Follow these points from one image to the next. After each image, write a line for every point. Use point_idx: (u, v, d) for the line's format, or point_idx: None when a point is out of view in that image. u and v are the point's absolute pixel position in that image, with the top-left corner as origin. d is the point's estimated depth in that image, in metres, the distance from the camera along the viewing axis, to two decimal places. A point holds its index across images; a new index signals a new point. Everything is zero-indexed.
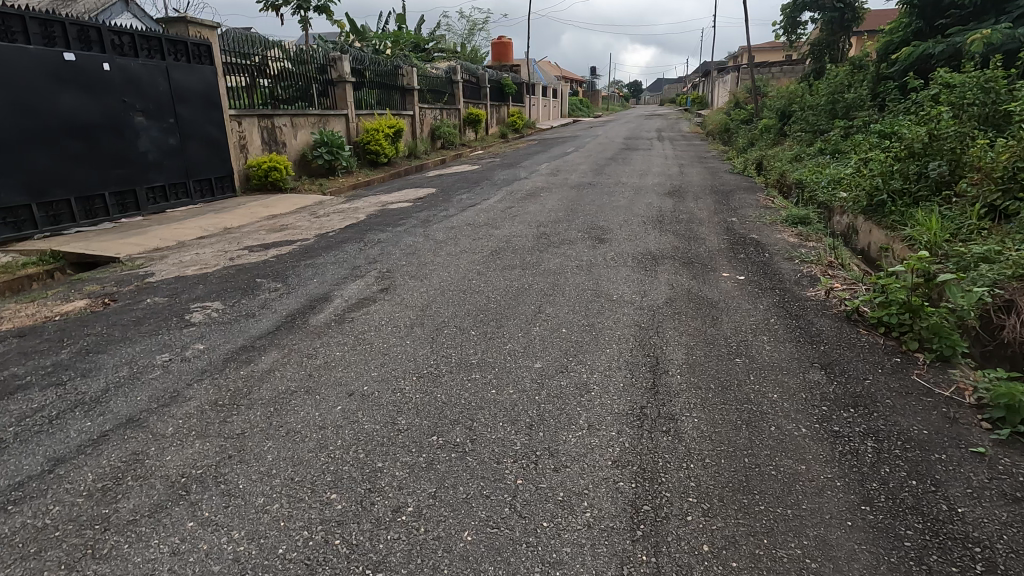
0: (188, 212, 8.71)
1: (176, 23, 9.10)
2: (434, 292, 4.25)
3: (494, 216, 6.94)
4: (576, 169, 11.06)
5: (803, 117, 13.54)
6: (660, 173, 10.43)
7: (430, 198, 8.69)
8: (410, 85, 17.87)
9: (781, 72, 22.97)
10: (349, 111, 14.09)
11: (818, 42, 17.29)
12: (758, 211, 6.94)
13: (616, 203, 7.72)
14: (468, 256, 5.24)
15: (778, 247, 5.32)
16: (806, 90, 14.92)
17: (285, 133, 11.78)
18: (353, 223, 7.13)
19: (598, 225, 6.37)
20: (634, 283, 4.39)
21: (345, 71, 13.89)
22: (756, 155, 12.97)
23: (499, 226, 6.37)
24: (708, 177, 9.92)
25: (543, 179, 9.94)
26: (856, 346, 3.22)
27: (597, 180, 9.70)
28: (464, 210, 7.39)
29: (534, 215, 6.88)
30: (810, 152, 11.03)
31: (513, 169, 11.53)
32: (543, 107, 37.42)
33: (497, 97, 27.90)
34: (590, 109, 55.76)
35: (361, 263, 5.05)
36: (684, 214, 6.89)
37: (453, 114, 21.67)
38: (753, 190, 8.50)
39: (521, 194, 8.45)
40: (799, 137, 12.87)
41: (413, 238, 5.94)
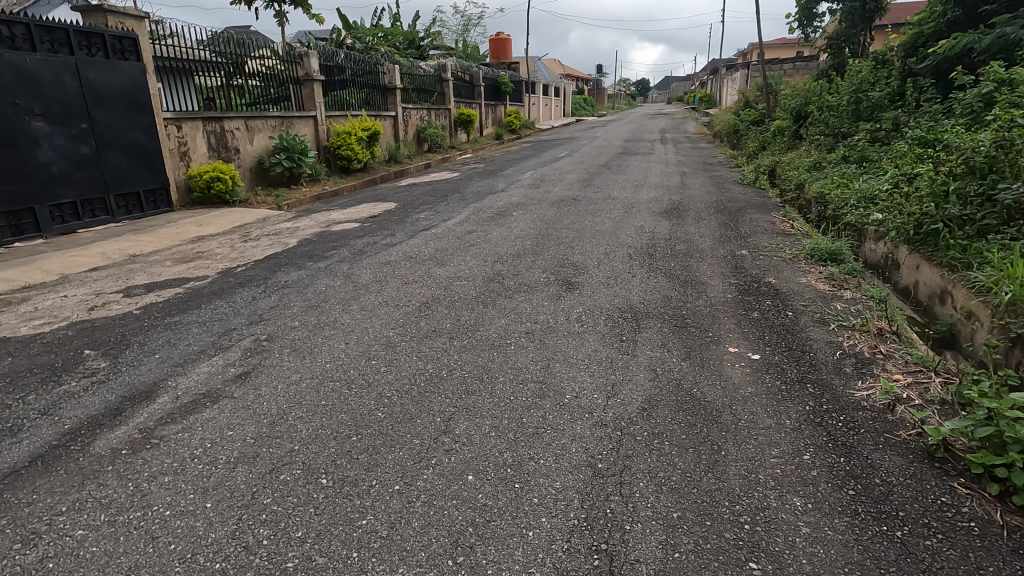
0: (102, 233, 7.46)
1: (93, 12, 7.85)
2: (310, 380, 2.97)
3: (448, 244, 5.67)
4: (562, 180, 9.72)
5: (821, 119, 12.14)
6: (657, 185, 9.07)
7: (386, 216, 7.42)
8: (393, 84, 16.59)
9: (795, 68, 21.50)
10: (317, 113, 12.83)
11: (836, 35, 15.84)
12: (772, 240, 5.60)
13: (599, 225, 6.41)
14: (390, 309, 3.98)
15: (802, 301, 3.97)
16: (824, 87, 13.52)
17: (237, 138, 10.55)
18: (276, 253, 5.85)
19: (570, 259, 5.06)
20: (599, 368, 3.06)
21: (313, 69, 12.63)
22: (769, 161, 11.60)
23: (448, 260, 5.10)
24: (712, 190, 8.56)
25: (521, 192, 8.64)
26: (957, 531, 1.88)
27: (583, 194, 8.38)
28: (416, 235, 6.12)
29: (495, 245, 5.58)
30: (831, 159, 9.65)
31: (493, 179, 10.23)
32: (543, 106, 36.06)
33: (492, 96, 26.59)
34: (594, 109, 54.29)
35: (239, 324, 3.75)
36: (682, 244, 5.54)
37: (442, 114, 20.35)
38: (765, 209, 7.14)
39: (490, 213, 7.16)
40: (817, 141, 11.48)
41: (332, 279, 4.68)
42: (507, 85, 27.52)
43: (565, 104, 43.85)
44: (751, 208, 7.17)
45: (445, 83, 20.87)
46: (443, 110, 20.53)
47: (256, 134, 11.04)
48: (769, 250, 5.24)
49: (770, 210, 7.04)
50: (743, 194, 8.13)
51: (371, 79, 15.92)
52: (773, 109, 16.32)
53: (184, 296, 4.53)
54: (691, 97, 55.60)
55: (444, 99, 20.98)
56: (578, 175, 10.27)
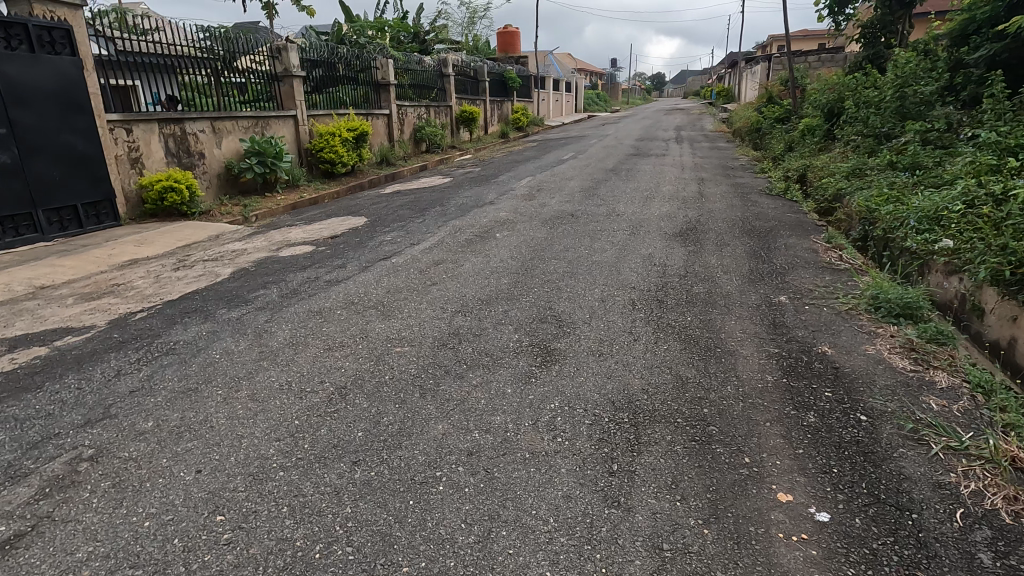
0: (22, 256, 6.46)
1: (16, 2, 6.93)
2: (99, 563, 1.84)
3: (407, 281, 4.54)
4: (562, 190, 8.52)
5: (858, 116, 10.77)
6: (670, 196, 7.85)
7: (348, 237, 6.31)
8: (387, 80, 15.47)
9: (821, 61, 20.01)
10: (298, 112, 11.76)
11: (872, 24, 14.38)
12: (818, 279, 4.36)
13: (597, 253, 5.22)
14: (289, 398, 2.84)
15: (875, 391, 2.76)
16: (859, 81, 12.15)
17: (201, 141, 9.52)
18: (196, 290, 4.75)
19: (554, 309, 3.89)
20: (570, 543, 1.89)
21: (293, 64, 11.57)
22: (799, 164, 10.30)
23: (399, 308, 3.97)
24: (734, 202, 7.31)
25: (510, 205, 7.48)
26: None
27: (584, 208, 7.19)
28: (373, 267, 5.01)
29: (462, 283, 4.44)
30: (874, 164, 8.34)
31: (484, 187, 9.06)
32: (553, 101, 34.74)
33: (498, 92, 25.40)
34: (607, 103, 52.81)
35: (68, 426, 2.64)
36: (701, 283, 4.34)
37: (442, 112, 19.21)
38: (801, 231, 5.88)
39: (469, 234, 6.01)
40: (855, 142, 10.13)
41: (239, 339, 3.56)
42: (514, 80, 26.30)
43: (576, 99, 42.48)
44: (784, 230, 5.92)
45: (446, 79, 19.72)
46: (444, 107, 19.37)
47: (225, 136, 10.00)
48: (817, 296, 4.01)
49: (809, 233, 5.79)
50: (772, 210, 6.87)
51: (363, 75, 14.81)
52: (800, 106, 14.94)
53: (41, 362, 3.45)
54: (709, 90, 53.61)
55: (445, 96, 19.83)
56: (580, 183, 9.09)
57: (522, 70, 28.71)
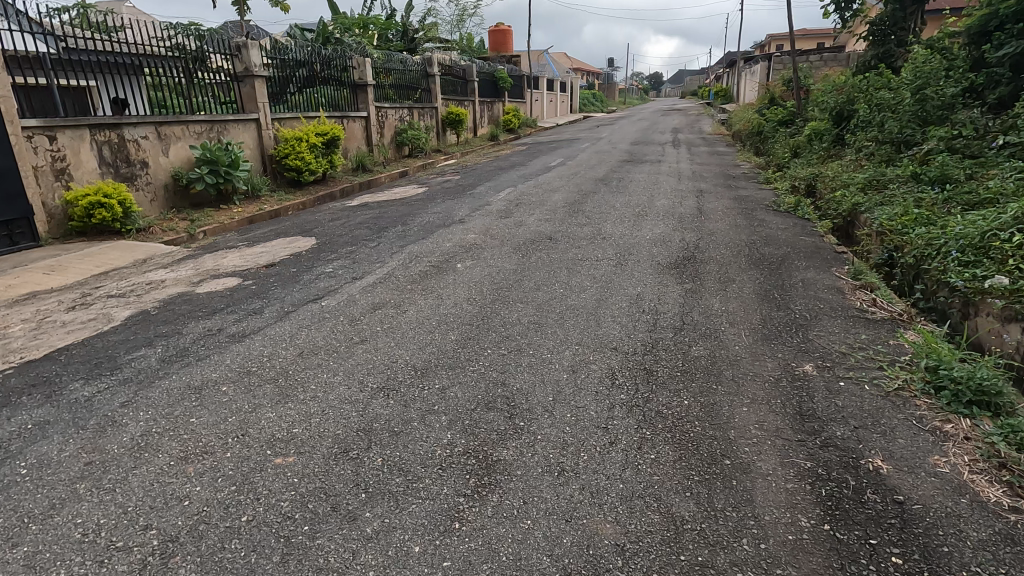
0: None
1: None
2: None
3: (331, 336, 3.60)
4: (543, 205, 7.58)
5: (871, 119, 9.86)
6: (664, 213, 6.91)
7: (285, 266, 5.37)
8: (364, 80, 14.52)
9: (826, 60, 19.07)
10: (260, 115, 10.82)
11: (881, 20, 13.48)
12: (851, 336, 3.40)
13: (573, 292, 4.28)
14: (83, 566, 1.88)
15: (970, 560, 1.81)
16: (871, 81, 11.22)
17: (143, 149, 8.55)
18: (68, 345, 3.79)
19: (507, 386, 2.94)
20: None
21: (254, 64, 10.60)
22: (807, 172, 9.38)
23: (305, 382, 3.03)
24: (738, 222, 6.36)
25: (482, 224, 6.53)
26: None
27: (565, 228, 6.25)
28: (298, 313, 4.07)
29: (397, 341, 3.51)
30: (895, 175, 7.43)
31: (458, 201, 8.12)
32: (547, 102, 33.85)
33: (489, 92, 24.49)
34: (603, 103, 51.91)
35: None
36: (700, 342, 3.41)
37: (427, 114, 18.29)
38: (819, 261, 4.94)
39: (426, 264, 5.07)
40: (869, 148, 9.21)
41: (72, 436, 2.61)
42: (505, 81, 25.36)
43: (571, 99, 41.58)
44: (798, 259, 4.98)
45: (431, 79, 18.76)
46: (428, 109, 18.40)
47: (172, 143, 9.03)
48: (854, 366, 3.04)
49: (829, 263, 4.85)
50: (781, 231, 5.93)
51: (337, 75, 13.83)
52: (805, 108, 14.01)
53: None
54: (708, 90, 52.59)
55: (430, 97, 18.87)
56: (564, 196, 8.15)
57: (514, 70, 27.76)
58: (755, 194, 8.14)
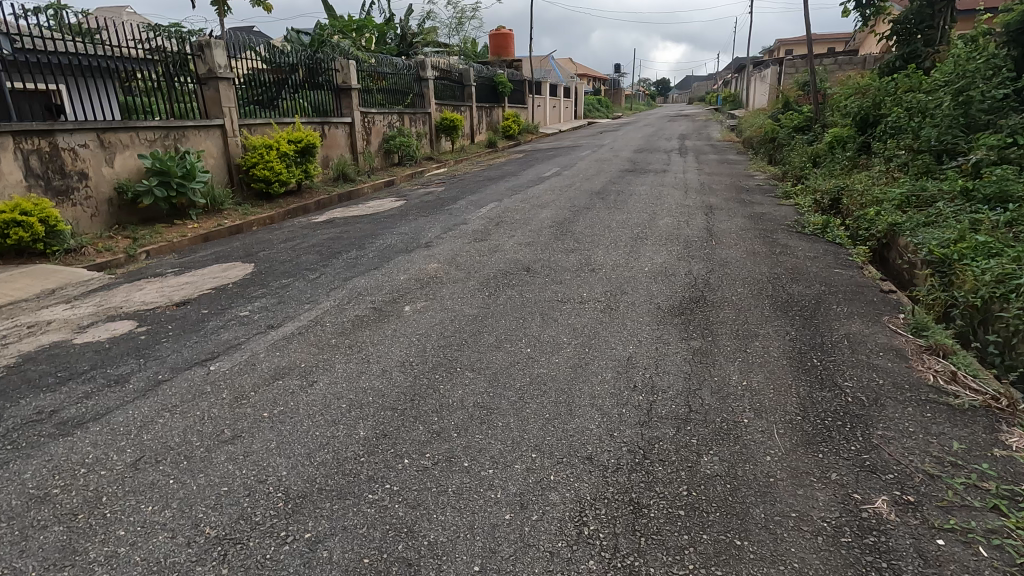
0: None
1: None
2: None
3: (194, 428, 2.57)
4: (527, 224, 6.58)
5: (902, 124, 8.79)
6: (667, 236, 5.86)
7: (198, 305, 4.37)
8: (348, 84, 13.61)
9: (841, 63, 18.05)
10: (225, 121, 9.89)
11: (906, 18, 12.42)
12: (936, 442, 2.32)
13: (543, 352, 3.25)
14: None
15: None
16: (897, 83, 10.17)
17: (82, 158, 7.61)
18: None
19: (416, 541, 1.89)
20: None
21: (218, 65, 9.69)
22: (831, 185, 8.32)
23: (115, 521, 2.01)
24: (756, 248, 5.30)
25: (451, 249, 5.53)
26: None
27: (547, 255, 5.23)
28: (175, 383, 3.05)
29: (285, 437, 2.49)
30: (942, 192, 6.38)
31: (433, 218, 7.14)
32: (550, 107, 32.94)
33: (487, 97, 23.57)
34: (609, 108, 50.98)
35: None
36: (713, 445, 2.37)
37: (419, 120, 17.38)
38: (863, 305, 3.87)
39: (367, 307, 4.06)
40: (902, 157, 8.14)
41: None
42: (504, 85, 24.48)
43: (575, 105, 40.65)
44: (837, 303, 3.91)
45: (424, 83, 17.90)
46: (420, 114, 17.50)
47: (118, 152, 8.09)
48: (953, 508, 1.96)
49: (877, 309, 3.79)
50: (809, 262, 4.88)
51: (318, 79, 12.93)
52: (821, 113, 12.98)
53: None
54: (715, 97, 51.69)
55: (423, 102, 18.00)
56: (553, 213, 7.13)
57: (515, 75, 26.87)
58: (772, 211, 7.09)
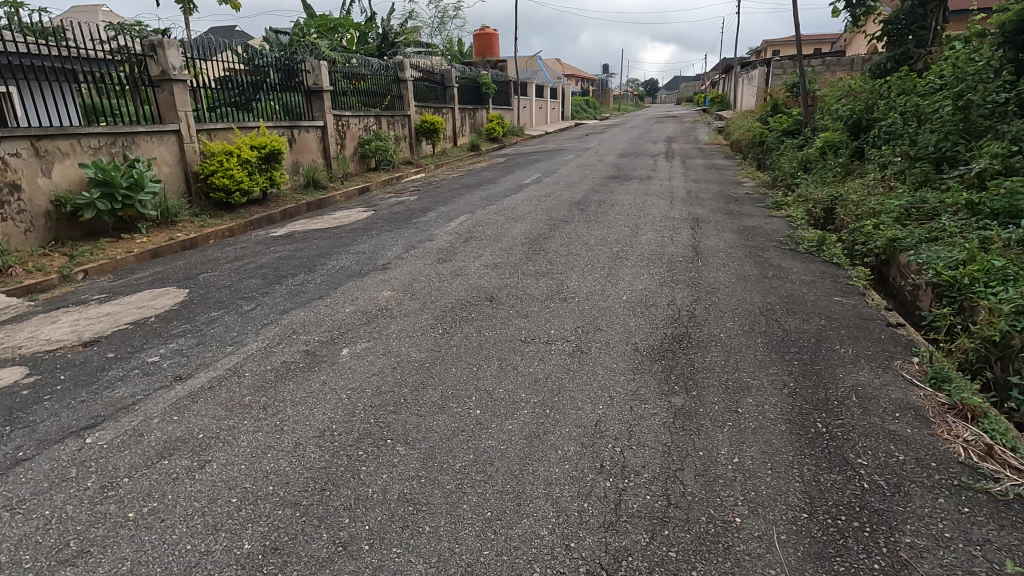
0: None
1: None
2: None
3: (31, 540, 2.00)
4: (499, 240, 6.06)
5: (899, 128, 8.34)
6: (648, 255, 5.35)
7: (106, 346, 3.77)
8: (319, 86, 12.99)
9: (829, 65, 17.76)
10: (181, 126, 9.25)
11: (897, 18, 12.04)
12: (980, 558, 1.81)
13: (494, 415, 2.71)
14: None
15: None
16: (891, 85, 9.77)
17: (13, 169, 6.95)
18: None
19: None
20: None
21: (173, 66, 9.04)
22: (824, 194, 7.87)
23: None
24: (746, 270, 4.80)
25: (411, 273, 4.98)
26: None
27: (516, 279, 4.71)
28: (36, 464, 2.46)
29: (145, 555, 1.92)
30: (944, 206, 5.92)
31: (398, 233, 6.59)
32: (536, 109, 32.48)
33: (470, 99, 23.04)
34: (597, 110, 50.67)
35: None
36: (697, 565, 1.83)
37: (397, 123, 16.79)
38: (870, 346, 3.36)
39: (299, 351, 3.49)
40: (897, 163, 7.70)
41: None
42: (488, 87, 23.96)
43: (562, 106, 40.28)
44: (840, 343, 3.40)
45: (403, 85, 17.33)
46: (399, 117, 16.93)
47: (56, 162, 7.43)
48: None
49: (886, 351, 3.28)
50: (805, 287, 4.38)
51: (287, 81, 12.30)
52: (811, 117, 12.59)
53: None
54: (703, 99, 51.57)
55: (402, 104, 17.42)
56: (527, 228, 6.60)
57: (499, 76, 26.36)
58: (763, 224, 6.62)
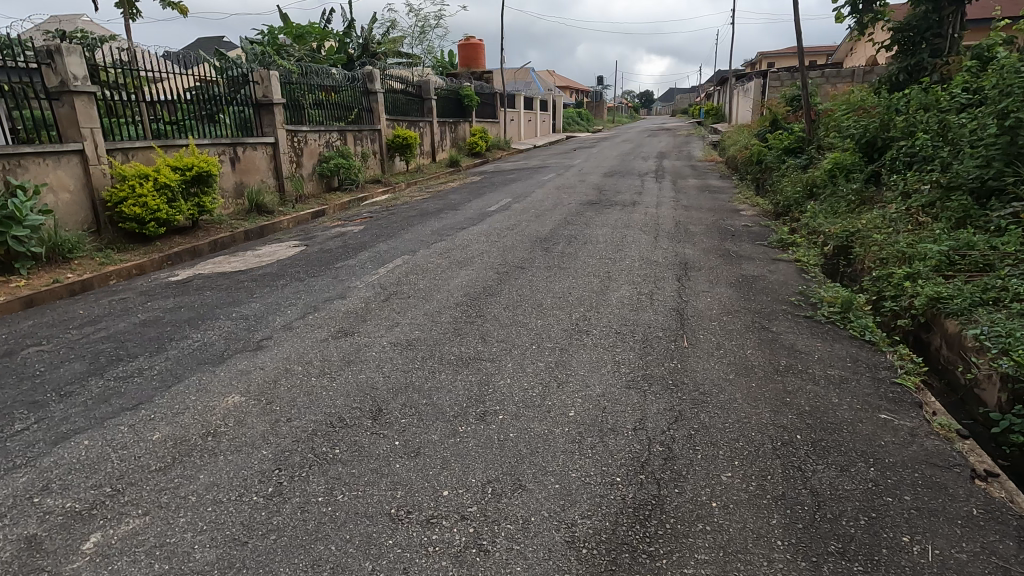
0: None
1: None
2: None
3: None
4: (429, 298, 4.71)
5: (927, 150, 7.06)
6: (616, 326, 4.02)
7: None
8: (270, 98, 11.71)
9: (829, 77, 16.58)
10: (84, 145, 7.91)
11: (910, 24, 10.81)
12: None
13: None
14: None
15: None
16: (907, 98, 8.48)
17: None
18: None
19: None
20: None
21: (74, 77, 7.73)
22: (837, 229, 6.60)
23: None
24: (747, 358, 3.46)
25: (285, 358, 3.61)
26: None
27: (426, 372, 3.35)
28: None
29: None
30: (1000, 258, 4.62)
31: (308, 285, 5.24)
32: (524, 121, 31.34)
33: (451, 112, 21.86)
34: (590, 121, 49.71)
35: None
36: None
37: (365, 139, 15.56)
38: (958, 538, 2.02)
39: (18, 537, 2.12)
40: (926, 194, 6.42)
41: None
42: (470, 99, 22.79)
43: (553, 118, 39.23)
44: (907, 530, 2.06)
45: (373, 97, 16.11)
46: (367, 132, 15.69)
47: None
48: None
49: (992, 556, 1.94)
50: (833, 392, 3.04)
51: (231, 93, 11.02)
52: (814, 133, 11.33)
53: None
54: (698, 110, 50.57)
55: (372, 118, 16.20)
56: (471, 278, 5.26)
57: (484, 88, 25.22)
58: (766, 273, 5.29)
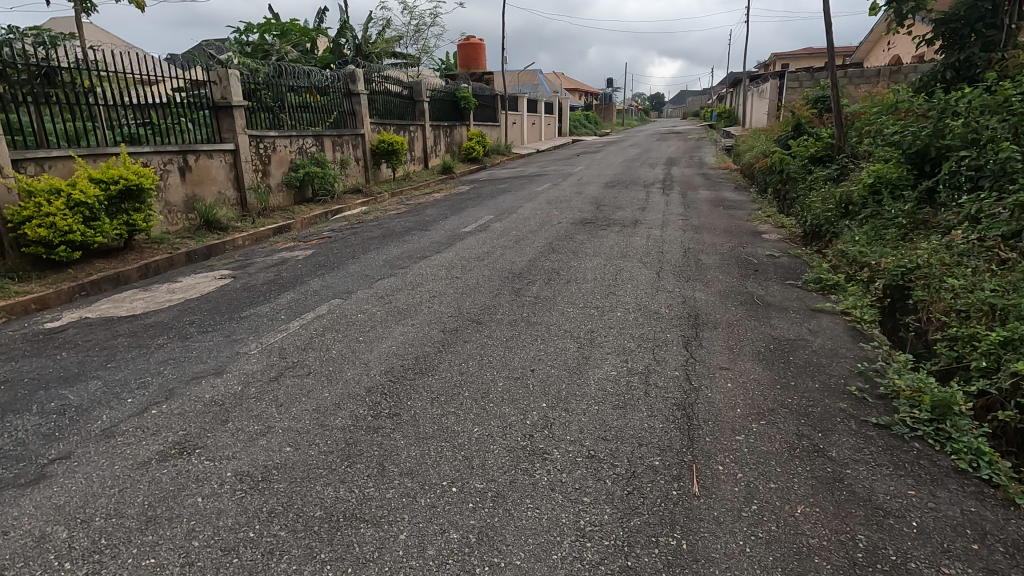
0: None
1: None
2: None
3: None
4: (335, 376, 3.38)
5: (1002, 164, 5.62)
6: (588, 442, 2.65)
7: None
8: (229, 101, 10.48)
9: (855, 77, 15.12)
10: None
11: (958, 13, 9.32)
12: None
13: None
14: None
15: None
16: (965, 98, 7.04)
17: None
18: None
19: None
20: None
21: None
22: (889, 262, 5.18)
23: None
24: (801, 534, 2.06)
25: (53, 510, 2.27)
26: None
27: (260, 553, 2.01)
28: None
29: None
30: None
31: (190, 347, 3.94)
32: (527, 125, 30.02)
33: (446, 116, 20.62)
34: (597, 124, 48.29)
35: None
36: None
37: (346, 146, 14.32)
38: None
39: None
40: (1009, 222, 4.96)
41: None
42: (467, 101, 21.52)
43: (559, 122, 37.91)
44: None
45: (355, 99, 14.91)
46: (349, 137, 14.47)
47: None
48: None
49: None
50: None
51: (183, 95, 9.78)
52: (845, 140, 9.90)
53: None
54: (710, 113, 49.04)
55: (355, 121, 14.99)
56: (406, 339, 3.94)
57: (483, 90, 23.99)
58: (806, 335, 3.90)
